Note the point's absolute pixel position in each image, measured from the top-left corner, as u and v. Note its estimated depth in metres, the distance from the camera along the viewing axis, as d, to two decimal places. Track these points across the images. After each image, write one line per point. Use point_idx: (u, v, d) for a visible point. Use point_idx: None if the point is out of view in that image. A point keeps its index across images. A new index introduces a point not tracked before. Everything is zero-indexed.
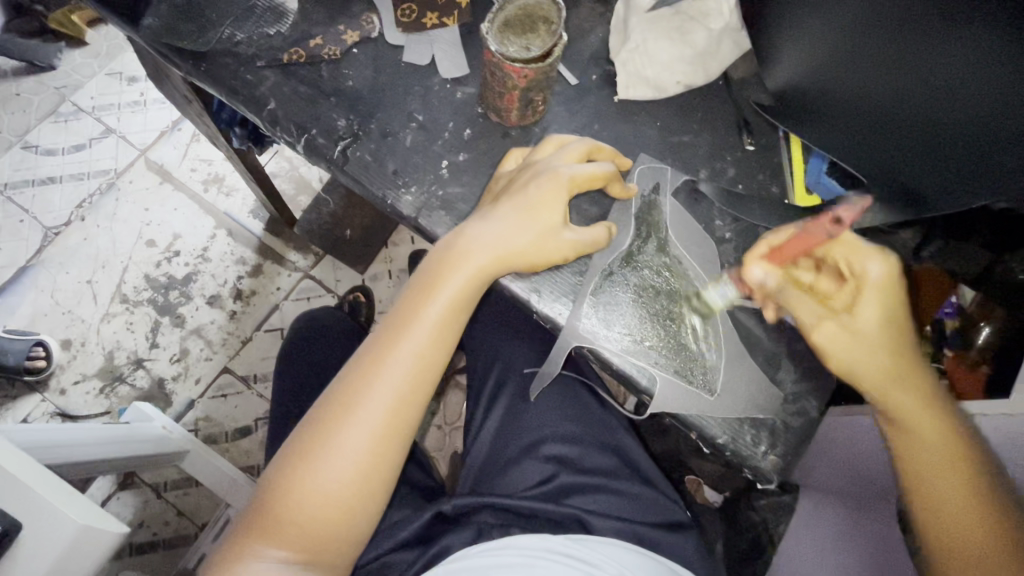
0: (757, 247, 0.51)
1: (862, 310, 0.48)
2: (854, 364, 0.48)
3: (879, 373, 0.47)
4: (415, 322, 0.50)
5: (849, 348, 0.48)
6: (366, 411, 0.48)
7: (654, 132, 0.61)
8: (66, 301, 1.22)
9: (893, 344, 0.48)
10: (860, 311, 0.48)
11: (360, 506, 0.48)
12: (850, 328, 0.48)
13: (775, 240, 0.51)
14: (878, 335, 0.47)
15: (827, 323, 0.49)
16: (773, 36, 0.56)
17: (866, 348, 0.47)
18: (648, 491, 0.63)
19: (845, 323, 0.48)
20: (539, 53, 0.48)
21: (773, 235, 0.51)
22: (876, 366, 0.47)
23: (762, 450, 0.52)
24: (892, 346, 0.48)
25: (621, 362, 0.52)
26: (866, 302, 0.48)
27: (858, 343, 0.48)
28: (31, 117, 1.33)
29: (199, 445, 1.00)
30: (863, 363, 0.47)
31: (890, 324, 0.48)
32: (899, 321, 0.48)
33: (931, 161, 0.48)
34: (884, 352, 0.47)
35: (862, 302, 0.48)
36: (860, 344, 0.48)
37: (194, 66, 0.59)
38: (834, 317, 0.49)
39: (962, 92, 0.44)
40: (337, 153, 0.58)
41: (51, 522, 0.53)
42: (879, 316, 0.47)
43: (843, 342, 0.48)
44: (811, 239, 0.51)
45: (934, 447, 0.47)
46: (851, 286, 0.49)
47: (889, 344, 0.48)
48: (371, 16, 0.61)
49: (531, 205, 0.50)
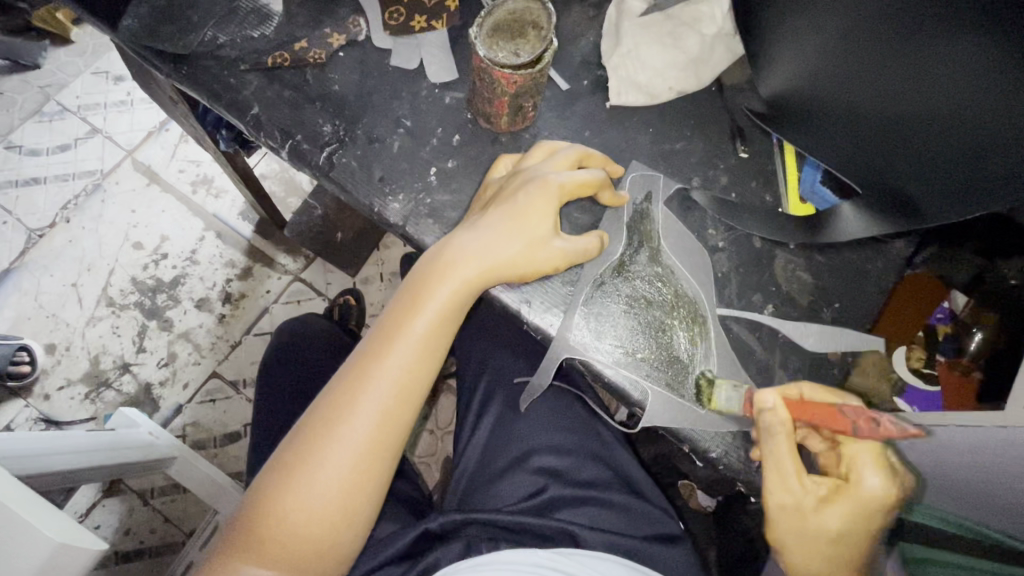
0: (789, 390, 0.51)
1: (828, 513, 0.47)
2: (790, 546, 0.48)
3: (813, 568, 0.47)
4: (401, 336, 0.49)
5: (792, 532, 0.47)
6: (351, 426, 0.47)
7: (646, 138, 0.60)
8: (51, 304, 1.19)
9: (845, 555, 0.47)
10: (825, 510, 0.47)
11: (345, 524, 0.47)
12: (806, 521, 0.47)
13: (808, 394, 0.51)
14: (832, 541, 0.47)
15: (788, 501, 0.48)
16: (765, 43, 0.55)
17: (810, 542, 0.47)
18: (639, 502, 0.63)
19: (806, 513, 0.47)
20: (528, 59, 0.47)
21: (806, 389, 0.51)
22: (814, 561, 0.47)
23: (754, 464, 0.52)
24: (841, 552, 0.47)
25: (613, 375, 0.51)
26: (837, 508, 0.47)
27: (808, 534, 0.47)
28: (14, 117, 1.30)
29: (186, 451, 0.98)
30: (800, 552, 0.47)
31: (848, 539, 0.46)
32: (861, 537, 0.47)
33: (924, 170, 0.48)
34: (831, 558, 0.47)
35: (834, 504, 0.47)
36: (804, 534, 0.47)
37: (175, 69, 0.57)
38: (800, 503, 0.47)
39: (955, 98, 0.43)
40: (323, 159, 0.56)
41: (25, 539, 0.51)
42: (842, 525, 0.46)
43: (793, 527, 0.47)
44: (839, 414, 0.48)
45: None
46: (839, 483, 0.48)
47: (840, 552, 0.47)
48: (358, 19, 0.60)
49: (520, 213, 0.49)
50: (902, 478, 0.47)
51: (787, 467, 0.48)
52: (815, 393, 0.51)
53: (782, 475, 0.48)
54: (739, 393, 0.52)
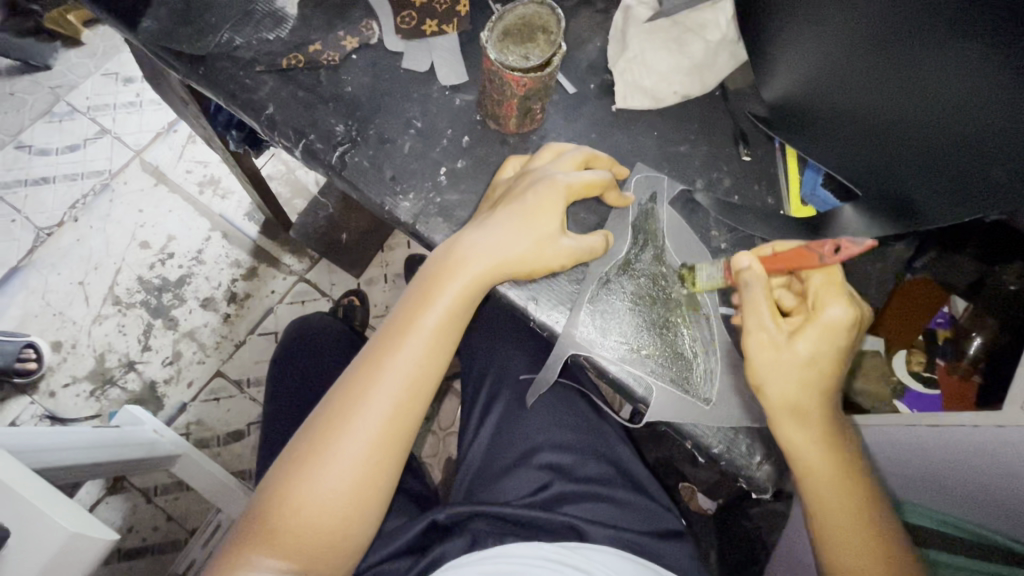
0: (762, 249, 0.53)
1: (801, 339, 0.48)
2: (768, 379, 0.48)
3: (790, 396, 0.47)
4: (411, 331, 0.50)
5: (770, 366, 0.48)
6: (363, 419, 0.48)
7: (651, 141, 0.61)
8: (58, 302, 1.21)
9: (817, 378, 0.48)
10: (797, 339, 0.48)
11: (356, 515, 0.48)
12: (781, 353, 0.48)
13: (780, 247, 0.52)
14: (806, 368, 0.47)
15: (763, 337, 0.48)
16: (767, 51, 0.57)
17: (787, 371, 0.47)
18: (642, 499, 0.63)
19: (779, 344, 0.48)
20: (538, 62, 0.49)
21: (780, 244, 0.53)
22: (791, 389, 0.47)
23: (756, 460, 0.52)
24: (818, 381, 0.48)
25: (617, 371, 0.52)
26: (807, 335, 0.48)
27: (782, 363, 0.47)
28: (25, 117, 1.32)
29: (191, 449, 0.98)
30: (782, 386, 0.47)
31: (822, 362, 0.47)
32: (832, 361, 0.48)
33: (924, 176, 0.49)
34: (804, 382, 0.47)
35: (804, 333, 0.48)
36: (784, 367, 0.47)
37: (192, 69, 0.59)
38: (774, 337, 0.48)
39: (952, 104, 0.44)
40: (335, 159, 0.58)
41: (37, 529, 0.52)
42: (813, 348, 0.47)
43: (767, 359, 0.48)
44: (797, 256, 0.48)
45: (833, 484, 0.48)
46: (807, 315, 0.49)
47: (812, 377, 0.48)
48: (371, 23, 0.61)
49: (528, 212, 0.50)
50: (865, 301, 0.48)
51: (760, 305, 0.48)
52: (785, 244, 0.52)
53: (755, 313, 0.49)
54: (718, 268, 0.54)
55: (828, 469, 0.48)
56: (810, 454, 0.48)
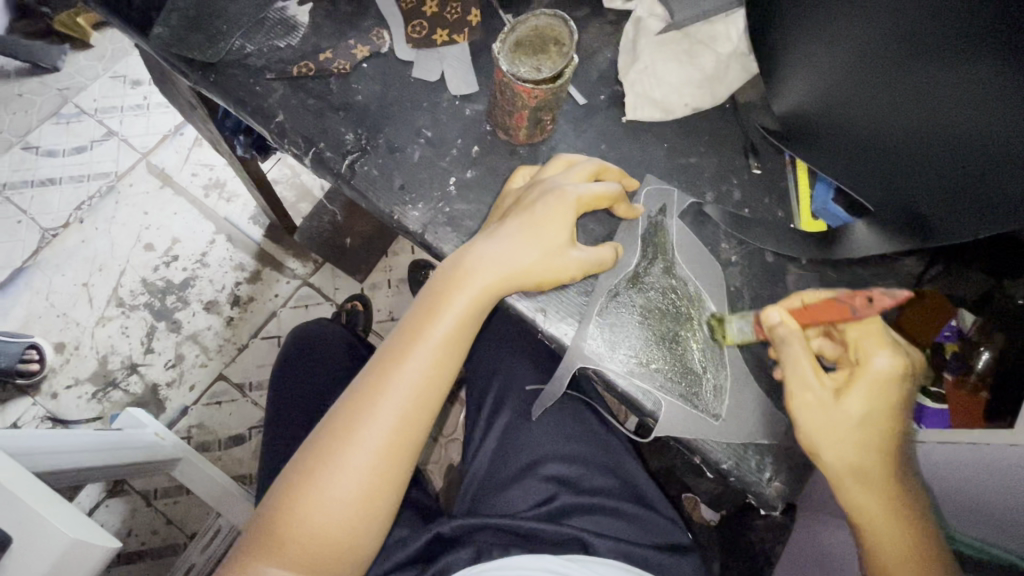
0: (792, 300, 0.54)
1: (848, 398, 0.48)
2: (821, 441, 0.48)
3: (845, 456, 0.47)
4: (419, 342, 0.50)
5: (820, 428, 0.48)
6: (370, 430, 0.47)
7: (661, 153, 0.61)
8: (62, 304, 1.21)
9: (874, 439, 0.47)
10: (845, 397, 0.48)
11: (362, 529, 0.47)
12: (830, 413, 0.48)
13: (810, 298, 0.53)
14: (858, 428, 0.47)
15: (809, 398, 0.49)
16: (778, 63, 0.57)
17: (839, 433, 0.47)
18: (649, 513, 0.63)
19: (827, 404, 0.48)
20: (549, 74, 0.49)
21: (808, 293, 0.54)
22: (847, 448, 0.47)
23: (765, 476, 0.52)
24: (874, 442, 0.47)
25: (626, 385, 0.52)
26: (855, 392, 0.48)
27: (833, 423, 0.48)
28: (33, 118, 1.33)
29: (191, 453, 0.98)
30: (833, 446, 0.47)
31: (875, 421, 0.47)
32: (887, 420, 0.48)
33: (936, 192, 0.49)
34: (860, 443, 0.47)
35: (852, 389, 0.48)
36: (833, 428, 0.47)
37: (202, 76, 0.59)
38: (820, 397, 0.48)
39: (965, 121, 0.44)
40: (345, 166, 0.58)
41: (37, 535, 0.52)
42: (864, 408, 0.47)
43: (816, 420, 0.48)
44: (835, 310, 0.50)
45: (903, 556, 0.46)
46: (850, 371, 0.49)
47: (870, 439, 0.47)
48: (382, 31, 0.61)
49: (538, 223, 0.50)
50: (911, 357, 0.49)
51: (802, 364, 0.49)
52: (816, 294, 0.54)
53: (797, 370, 0.49)
54: (749, 321, 0.54)
55: (894, 538, 0.46)
56: (873, 516, 0.47)
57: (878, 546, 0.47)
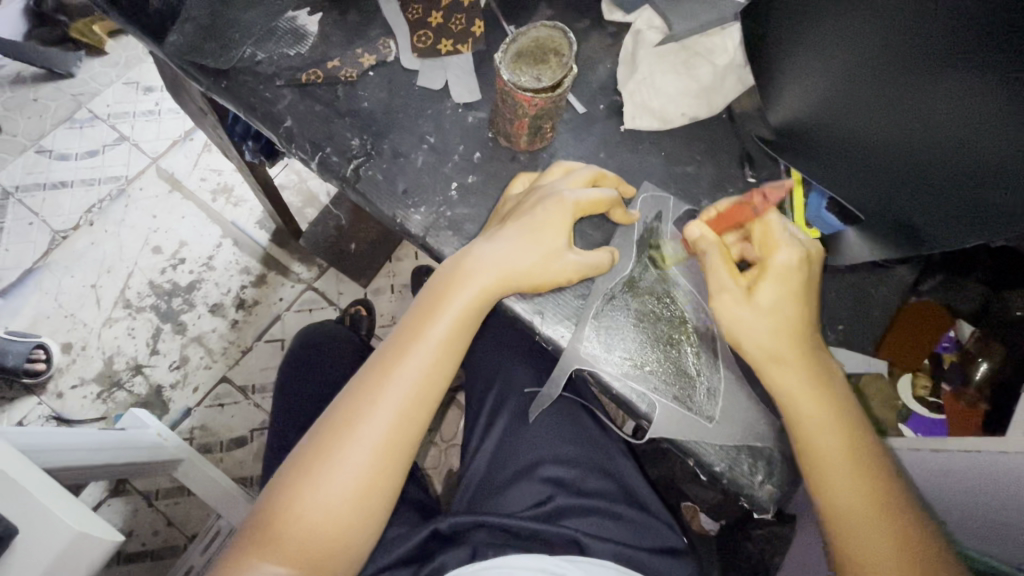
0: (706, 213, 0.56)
1: (759, 292, 0.50)
2: (740, 335, 0.50)
3: (766, 346, 0.49)
4: (419, 341, 0.51)
5: (736, 321, 0.50)
6: (369, 426, 0.49)
7: (659, 162, 0.62)
8: (70, 304, 1.22)
9: (785, 327, 0.50)
10: (756, 292, 0.50)
11: (361, 522, 0.48)
12: (746, 308, 0.50)
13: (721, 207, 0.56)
14: (770, 318, 0.50)
15: (724, 295, 0.51)
16: (773, 74, 0.58)
17: (752, 323, 0.50)
18: (644, 517, 0.63)
19: (742, 301, 0.50)
20: (549, 84, 0.50)
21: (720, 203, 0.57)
22: (764, 339, 0.49)
23: (759, 479, 0.52)
24: (788, 330, 0.50)
25: (620, 386, 0.53)
26: (764, 287, 0.50)
27: (749, 317, 0.50)
28: (47, 122, 1.36)
29: (194, 454, 0.99)
30: (751, 338, 0.50)
31: (784, 311, 0.50)
32: (798, 310, 0.50)
33: (926, 202, 0.50)
34: (775, 331, 0.50)
35: (761, 284, 0.50)
36: (749, 321, 0.50)
37: (215, 83, 0.61)
38: (734, 293, 0.51)
39: (954, 131, 0.46)
40: (350, 171, 0.59)
41: (42, 528, 0.53)
42: (772, 298, 0.50)
43: (733, 315, 0.50)
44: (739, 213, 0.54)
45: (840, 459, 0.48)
46: (759, 269, 0.52)
47: (780, 327, 0.50)
48: (389, 42, 0.63)
49: (536, 227, 0.52)
50: (809, 246, 0.52)
51: (719, 268, 0.52)
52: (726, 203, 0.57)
53: (714, 274, 0.52)
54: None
55: (821, 428, 0.48)
56: (802, 403, 0.49)
57: (811, 446, 0.48)
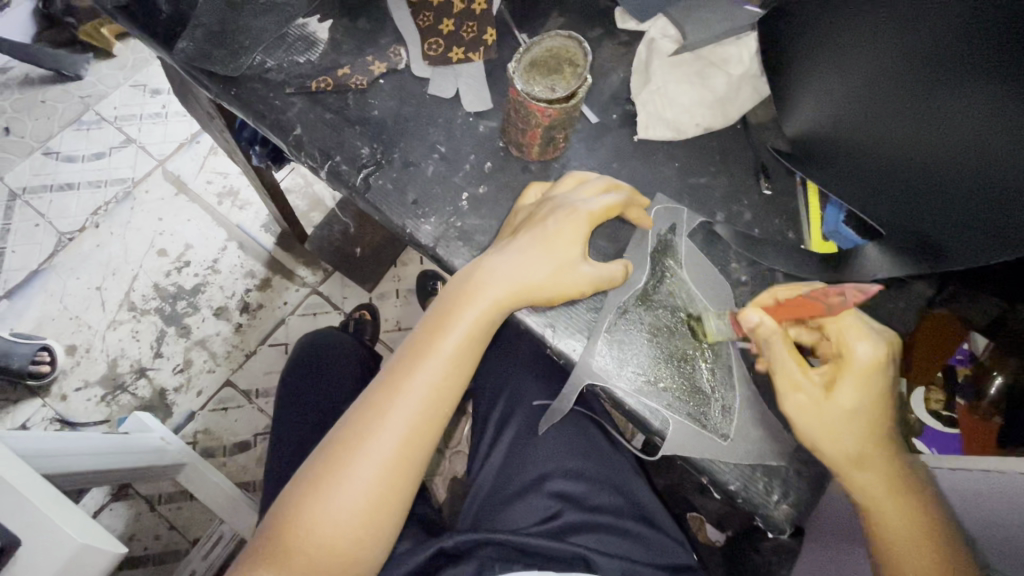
0: (762, 298, 0.54)
1: (839, 391, 0.48)
2: (818, 433, 0.48)
3: (850, 451, 0.47)
4: (429, 355, 0.50)
5: (815, 422, 0.48)
6: (378, 441, 0.48)
7: (672, 172, 0.61)
8: (75, 306, 1.22)
9: (866, 424, 0.48)
10: (836, 391, 0.48)
11: (369, 540, 0.47)
12: (822, 407, 0.48)
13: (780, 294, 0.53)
14: (852, 418, 0.48)
15: (801, 397, 0.49)
16: (789, 86, 0.58)
17: (833, 424, 0.48)
18: (655, 533, 0.62)
19: (818, 400, 0.48)
20: (563, 94, 0.49)
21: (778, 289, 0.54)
22: (846, 437, 0.47)
23: (773, 498, 0.51)
24: (869, 426, 0.48)
25: (633, 402, 0.52)
26: (844, 384, 0.48)
27: (829, 418, 0.48)
28: (54, 124, 1.36)
29: (196, 460, 0.99)
30: (830, 435, 0.48)
31: (866, 411, 0.48)
32: (880, 407, 0.48)
33: (945, 217, 0.48)
34: (857, 431, 0.47)
35: (840, 383, 0.48)
36: (829, 420, 0.48)
37: (224, 89, 0.60)
38: (811, 394, 0.48)
39: (974, 143, 0.44)
40: (359, 180, 0.58)
41: (44, 539, 0.52)
42: (855, 399, 0.48)
43: (811, 415, 0.48)
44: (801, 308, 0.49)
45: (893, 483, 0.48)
46: (838, 365, 0.49)
47: (862, 424, 0.48)
48: (399, 49, 0.63)
49: (549, 239, 0.51)
50: (892, 339, 0.49)
51: (790, 364, 0.49)
52: (784, 289, 0.54)
53: (786, 372, 0.49)
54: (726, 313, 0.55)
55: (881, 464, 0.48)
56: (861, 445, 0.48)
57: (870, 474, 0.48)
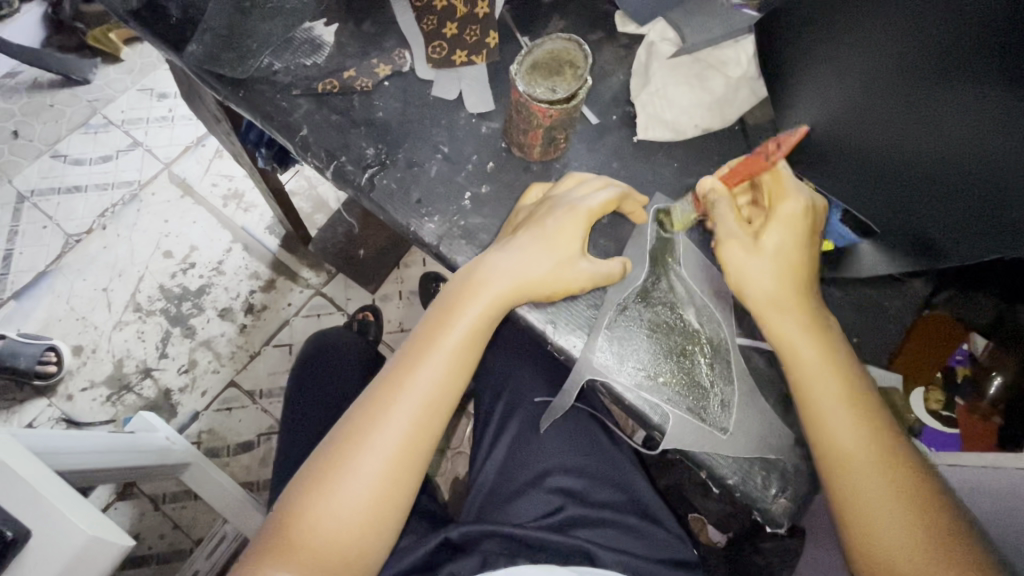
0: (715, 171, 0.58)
1: (767, 237, 0.52)
2: (745, 278, 0.52)
3: (769, 291, 0.51)
4: (432, 351, 0.51)
5: (743, 265, 0.52)
6: (383, 435, 0.49)
7: (672, 172, 0.62)
8: (81, 307, 1.24)
9: (789, 273, 0.52)
10: (764, 238, 0.52)
11: (374, 533, 0.48)
12: (754, 255, 0.52)
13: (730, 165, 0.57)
14: (777, 261, 0.52)
15: (735, 245, 0.52)
16: (787, 86, 0.58)
17: (760, 269, 0.52)
18: (655, 529, 0.63)
19: (750, 250, 0.52)
20: (564, 95, 0.50)
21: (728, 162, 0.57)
22: (770, 284, 0.51)
23: (772, 493, 0.52)
24: (791, 278, 0.52)
25: (633, 398, 0.53)
26: (772, 232, 0.52)
27: (756, 263, 0.52)
28: (63, 128, 1.38)
29: (201, 458, 0.99)
30: (756, 281, 0.52)
31: (788, 254, 0.52)
32: (804, 257, 0.52)
33: (940, 217, 0.49)
34: (779, 278, 0.51)
35: (769, 229, 0.52)
36: (757, 268, 0.52)
37: (232, 92, 0.62)
38: (744, 242, 0.52)
39: (969, 144, 0.45)
40: (364, 180, 0.60)
41: (53, 532, 0.53)
42: (780, 244, 0.52)
43: (741, 259, 0.52)
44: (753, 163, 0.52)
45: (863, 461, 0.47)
46: (768, 216, 0.53)
47: (785, 270, 0.52)
48: (404, 52, 0.64)
49: (549, 236, 0.52)
50: (817, 201, 0.53)
51: (728, 216, 0.53)
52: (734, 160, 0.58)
53: (725, 224, 0.53)
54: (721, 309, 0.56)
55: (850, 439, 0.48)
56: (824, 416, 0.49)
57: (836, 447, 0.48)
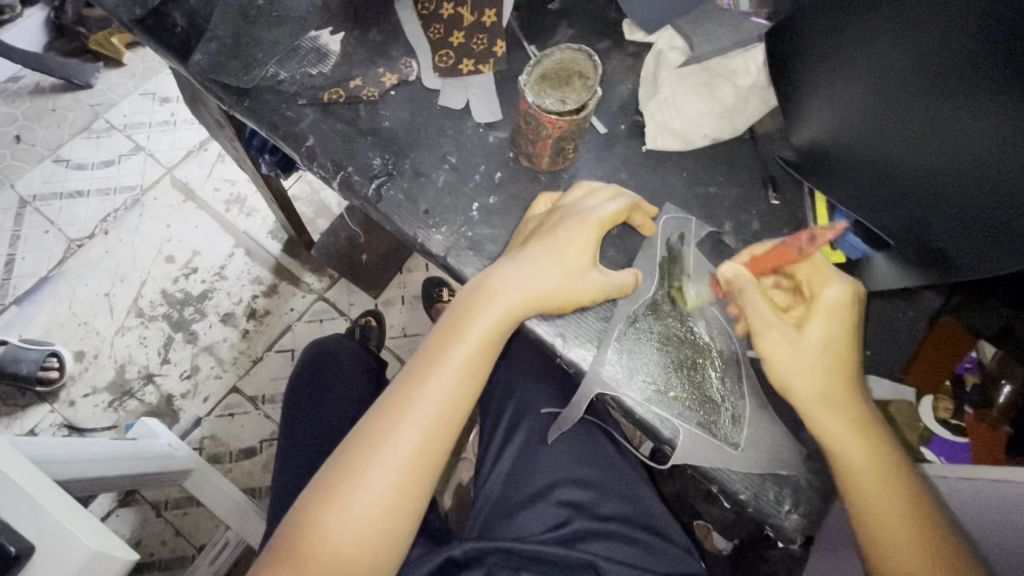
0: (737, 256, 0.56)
1: (810, 329, 0.50)
2: (791, 374, 0.50)
3: (818, 387, 0.49)
4: (442, 363, 0.50)
5: (789, 360, 0.50)
6: (392, 449, 0.48)
7: (680, 182, 0.62)
8: (83, 313, 1.23)
9: (837, 364, 0.50)
10: (807, 329, 0.50)
11: (382, 548, 0.47)
12: (797, 348, 0.50)
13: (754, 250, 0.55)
14: (822, 355, 0.50)
15: (776, 337, 0.50)
16: (797, 95, 0.58)
17: (806, 362, 0.49)
18: (662, 542, 0.62)
19: (792, 342, 0.50)
20: (574, 106, 0.50)
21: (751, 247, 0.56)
22: (817, 379, 0.49)
23: (784, 508, 0.52)
24: (839, 369, 0.50)
25: (643, 411, 0.52)
26: (814, 322, 0.50)
27: (801, 358, 0.50)
28: (65, 133, 1.37)
29: (203, 466, 0.99)
30: (805, 376, 0.49)
31: (835, 347, 0.50)
32: (848, 345, 0.50)
33: (954, 229, 0.49)
34: (825, 368, 0.49)
35: (810, 321, 0.50)
36: (803, 361, 0.49)
37: (238, 101, 0.61)
38: (785, 335, 0.50)
39: (982, 155, 0.45)
40: (371, 190, 0.59)
41: (56, 546, 0.52)
42: (824, 335, 0.50)
43: (786, 354, 0.50)
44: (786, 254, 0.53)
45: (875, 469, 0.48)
46: (807, 306, 0.52)
47: (832, 361, 0.50)
48: (410, 61, 0.64)
49: (560, 247, 0.52)
50: (855, 281, 0.52)
51: (765, 309, 0.51)
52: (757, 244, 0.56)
53: (761, 316, 0.51)
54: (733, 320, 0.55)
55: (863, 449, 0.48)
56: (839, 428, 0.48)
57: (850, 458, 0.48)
